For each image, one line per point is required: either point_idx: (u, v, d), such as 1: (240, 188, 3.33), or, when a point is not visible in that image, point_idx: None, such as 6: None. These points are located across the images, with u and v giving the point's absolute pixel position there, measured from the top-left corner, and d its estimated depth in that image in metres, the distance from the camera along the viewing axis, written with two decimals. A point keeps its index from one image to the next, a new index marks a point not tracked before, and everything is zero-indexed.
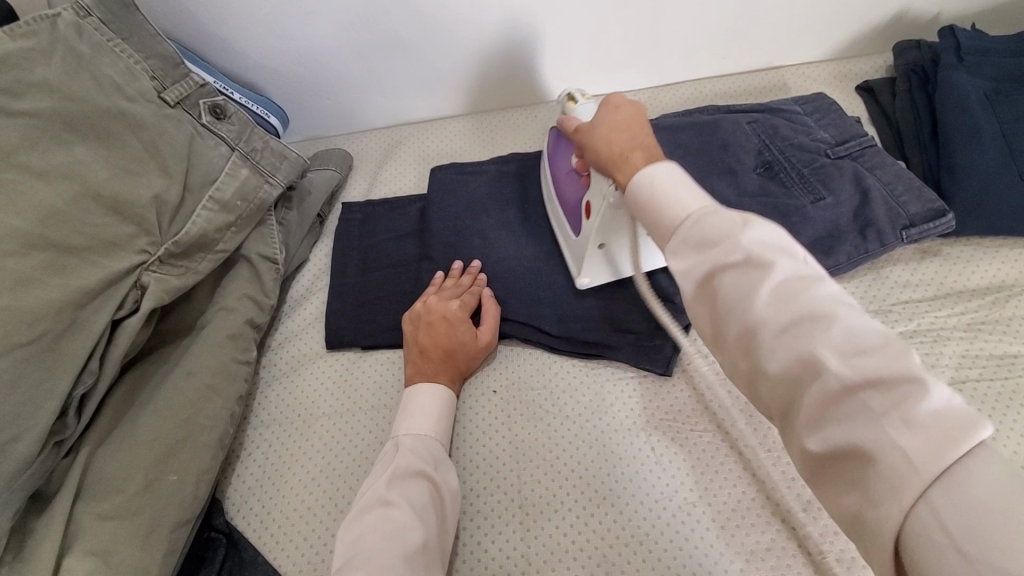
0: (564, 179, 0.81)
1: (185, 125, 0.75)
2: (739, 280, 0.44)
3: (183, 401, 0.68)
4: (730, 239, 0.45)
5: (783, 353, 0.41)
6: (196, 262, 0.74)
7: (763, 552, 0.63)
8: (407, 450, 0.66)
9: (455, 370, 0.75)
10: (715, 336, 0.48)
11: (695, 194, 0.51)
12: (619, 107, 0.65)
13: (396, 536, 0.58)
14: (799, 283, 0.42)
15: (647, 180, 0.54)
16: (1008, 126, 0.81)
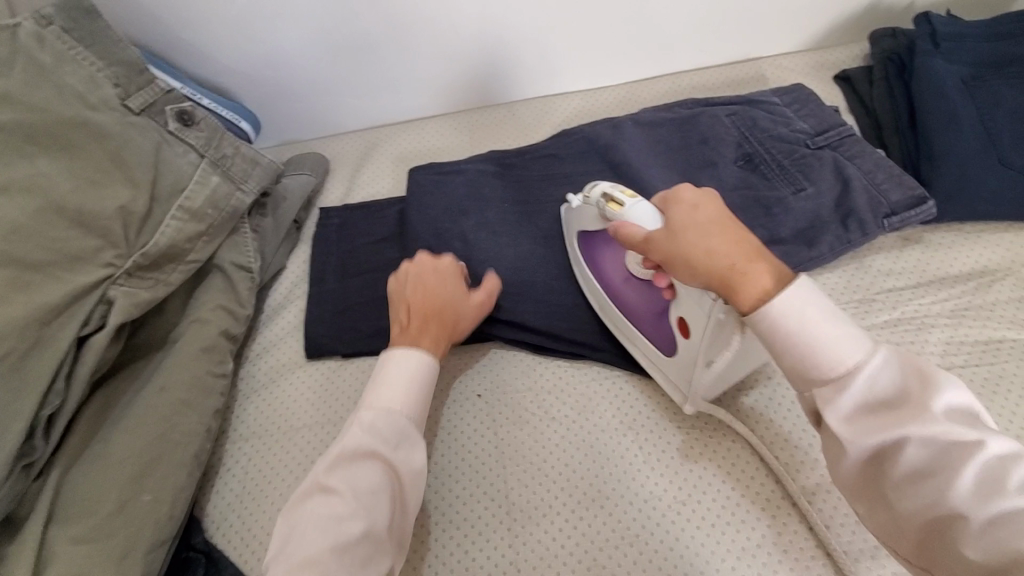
0: (624, 288, 0.72)
1: (151, 133, 0.72)
2: (873, 422, 0.44)
3: (156, 417, 0.66)
4: (915, 407, 0.43)
5: (982, 547, 0.39)
6: (167, 273, 0.72)
7: (754, 549, 0.63)
8: (362, 428, 0.59)
9: (446, 328, 0.71)
10: (880, 497, 0.45)
11: (863, 341, 0.46)
12: (698, 205, 0.56)
13: (332, 527, 0.53)
14: (997, 467, 0.40)
15: (802, 320, 0.47)
16: (986, 111, 0.81)
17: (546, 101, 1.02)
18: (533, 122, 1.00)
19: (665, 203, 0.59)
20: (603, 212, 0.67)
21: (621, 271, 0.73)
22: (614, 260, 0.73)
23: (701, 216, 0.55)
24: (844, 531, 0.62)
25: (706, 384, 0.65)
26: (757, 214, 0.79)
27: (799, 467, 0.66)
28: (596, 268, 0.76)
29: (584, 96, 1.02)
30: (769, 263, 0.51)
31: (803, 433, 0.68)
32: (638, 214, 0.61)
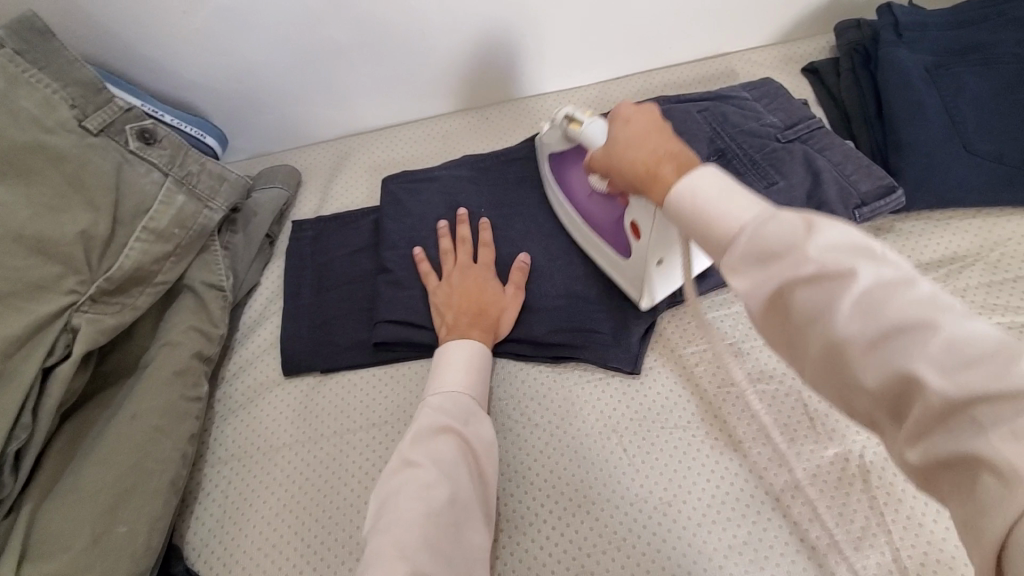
0: (589, 200, 0.78)
1: (112, 154, 0.70)
2: (761, 261, 0.39)
3: (130, 445, 0.65)
4: (794, 250, 0.38)
5: (879, 373, 0.34)
6: (134, 296, 0.70)
7: (741, 546, 0.63)
8: (434, 409, 0.64)
9: (490, 324, 0.74)
10: (791, 353, 0.41)
11: (740, 195, 0.43)
12: (631, 118, 0.57)
13: (422, 495, 0.56)
14: (884, 288, 0.35)
15: (690, 196, 0.45)
16: (950, 99, 0.83)
17: (518, 103, 1.02)
18: (506, 125, 1.00)
19: (613, 119, 0.60)
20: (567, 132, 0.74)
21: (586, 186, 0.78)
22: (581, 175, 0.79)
23: (632, 127, 0.56)
24: (829, 522, 0.62)
25: (662, 279, 0.71)
26: None
27: (782, 461, 0.66)
28: (564, 184, 0.81)
29: (557, 98, 1.01)
30: (681, 158, 0.49)
31: (784, 426, 0.68)
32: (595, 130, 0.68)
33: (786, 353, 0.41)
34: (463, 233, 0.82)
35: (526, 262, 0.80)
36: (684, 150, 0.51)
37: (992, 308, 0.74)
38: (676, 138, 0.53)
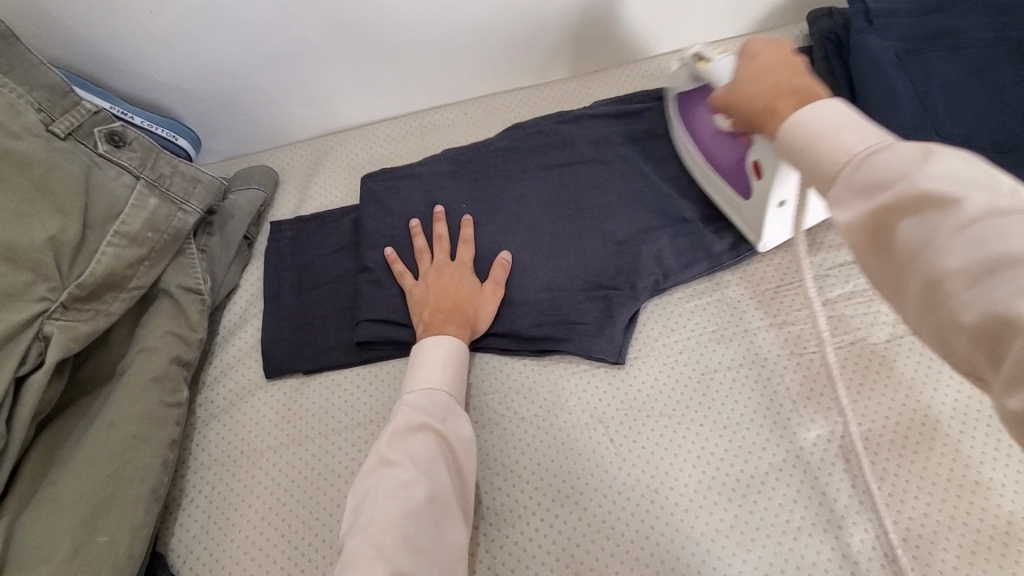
0: (710, 135, 0.78)
1: (80, 158, 0.69)
2: (863, 188, 0.41)
3: (108, 454, 0.63)
4: (904, 178, 0.39)
5: (978, 307, 0.34)
6: (107, 302, 0.68)
7: (728, 530, 0.63)
8: (411, 406, 0.63)
9: (467, 322, 0.74)
10: (894, 292, 0.41)
11: (863, 129, 0.43)
12: (757, 56, 0.55)
13: (400, 495, 0.55)
14: (997, 220, 0.35)
15: (803, 123, 0.45)
16: (921, 84, 0.84)
17: (498, 98, 1.01)
18: (485, 120, 0.99)
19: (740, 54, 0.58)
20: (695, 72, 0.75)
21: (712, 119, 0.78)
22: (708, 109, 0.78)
23: (756, 65, 0.55)
24: (811, 503, 0.63)
25: (779, 219, 0.74)
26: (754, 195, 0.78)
27: (766, 444, 0.67)
28: (689, 117, 0.81)
29: (535, 91, 1.01)
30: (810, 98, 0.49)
31: (767, 411, 0.69)
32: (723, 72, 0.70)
33: (889, 292, 0.42)
34: (438, 231, 0.81)
35: (507, 259, 0.79)
36: (815, 89, 0.50)
37: None
38: (808, 77, 0.52)
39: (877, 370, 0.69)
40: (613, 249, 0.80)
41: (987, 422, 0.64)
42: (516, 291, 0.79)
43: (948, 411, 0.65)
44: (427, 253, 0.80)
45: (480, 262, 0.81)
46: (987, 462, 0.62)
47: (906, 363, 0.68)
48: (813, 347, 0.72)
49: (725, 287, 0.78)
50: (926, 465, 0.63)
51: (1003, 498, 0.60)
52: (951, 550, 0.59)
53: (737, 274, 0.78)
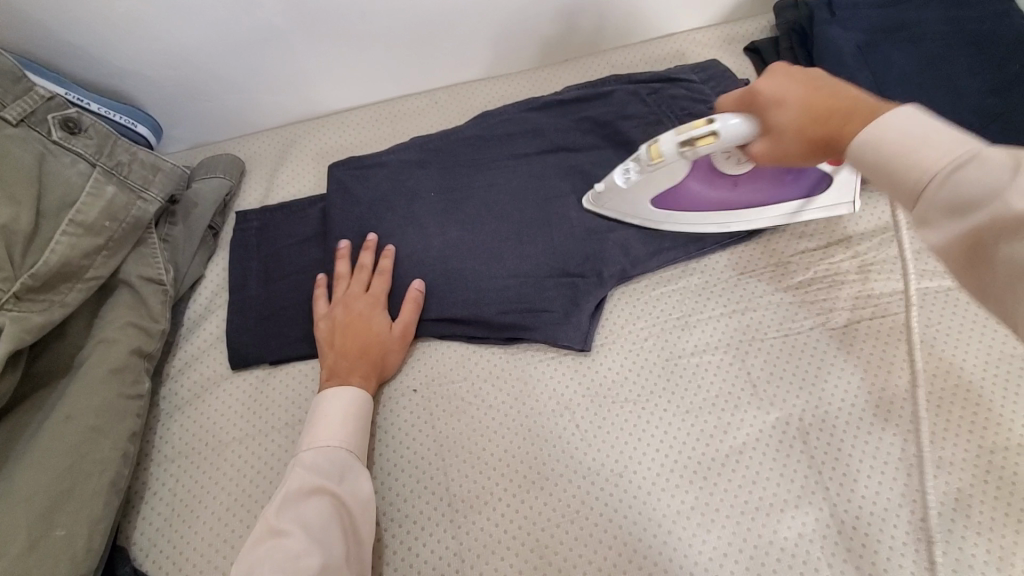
0: (728, 192, 0.75)
1: (32, 145, 0.67)
2: (962, 208, 0.40)
3: (64, 447, 0.62)
4: (1000, 199, 0.38)
5: None
6: (63, 293, 0.66)
7: (688, 512, 0.65)
8: (305, 468, 0.62)
9: (371, 365, 0.73)
10: (1001, 312, 0.41)
11: (946, 139, 0.42)
12: (782, 100, 0.56)
13: (288, 566, 0.54)
14: None
15: (875, 141, 0.45)
16: (881, 76, 0.86)
17: (469, 87, 1.01)
18: (456, 109, 0.99)
19: (752, 103, 0.59)
20: (695, 153, 0.65)
21: (714, 186, 0.74)
22: (701, 185, 0.74)
23: (788, 112, 0.55)
24: (769, 484, 0.65)
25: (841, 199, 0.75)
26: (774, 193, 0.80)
27: (727, 427, 0.69)
28: (685, 201, 0.76)
29: (507, 81, 1.01)
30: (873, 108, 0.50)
31: (728, 395, 0.70)
32: (732, 124, 0.60)
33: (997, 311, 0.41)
34: (363, 259, 0.79)
35: (418, 298, 0.77)
36: (861, 100, 0.51)
37: None
38: (844, 93, 0.53)
39: (836, 353, 0.71)
40: (581, 238, 0.80)
41: (937, 402, 0.66)
42: (484, 279, 0.79)
43: (901, 393, 0.67)
44: (345, 281, 0.78)
45: (396, 297, 0.79)
46: (937, 440, 0.64)
47: (862, 347, 0.70)
48: (773, 332, 0.73)
49: (691, 274, 0.79)
50: (879, 445, 0.65)
51: (951, 475, 0.63)
52: (901, 525, 0.61)
53: (701, 262, 0.79)
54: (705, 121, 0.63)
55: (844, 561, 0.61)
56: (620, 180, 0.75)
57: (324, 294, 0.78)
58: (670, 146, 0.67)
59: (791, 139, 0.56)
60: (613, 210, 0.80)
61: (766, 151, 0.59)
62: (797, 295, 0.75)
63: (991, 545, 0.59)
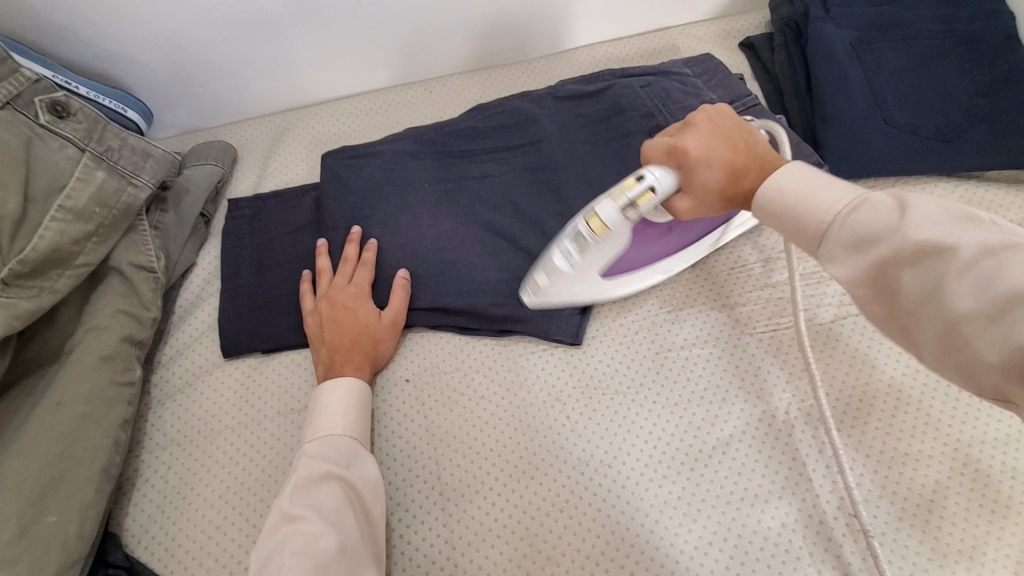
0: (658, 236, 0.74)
1: (19, 128, 0.66)
2: (853, 243, 0.47)
3: (55, 434, 0.62)
4: (892, 232, 0.44)
5: (1001, 350, 0.37)
6: (52, 280, 0.66)
7: (676, 502, 0.66)
8: (312, 457, 0.63)
9: (363, 356, 0.73)
10: (908, 334, 0.45)
11: (839, 187, 0.49)
12: (712, 160, 0.58)
13: (308, 550, 0.55)
14: (991, 257, 0.39)
15: (778, 191, 0.52)
16: (873, 74, 0.87)
17: (463, 77, 1.00)
18: (451, 100, 0.98)
19: (679, 164, 0.60)
20: (639, 213, 0.62)
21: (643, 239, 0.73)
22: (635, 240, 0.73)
23: (716, 173, 0.58)
24: (755, 476, 0.66)
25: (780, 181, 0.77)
26: None
27: (714, 420, 0.70)
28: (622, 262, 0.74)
29: (501, 72, 1.01)
30: (771, 168, 0.57)
31: (717, 388, 0.72)
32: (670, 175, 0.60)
33: (904, 334, 0.46)
34: (347, 252, 0.79)
35: (405, 285, 0.78)
36: (757, 152, 0.58)
37: None
38: (750, 150, 0.58)
39: (822, 349, 0.72)
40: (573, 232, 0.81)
41: (919, 397, 0.68)
42: (477, 270, 0.79)
43: (885, 387, 0.69)
44: (327, 277, 0.79)
45: (382, 288, 0.79)
46: (917, 434, 0.66)
47: (848, 342, 0.72)
48: (762, 327, 0.74)
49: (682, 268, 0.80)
50: (861, 438, 0.67)
51: (930, 468, 0.65)
52: (880, 516, 0.63)
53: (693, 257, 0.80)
54: (637, 180, 0.61)
55: (825, 551, 0.63)
56: (561, 263, 0.70)
57: (308, 290, 0.78)
58: (614, 215, 0.63)
59: (715, 199, 0.59)
60: (559, 298, 0.74)
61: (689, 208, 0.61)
62: (786, 291, 0.76)
63: (965, 535, 0.62)
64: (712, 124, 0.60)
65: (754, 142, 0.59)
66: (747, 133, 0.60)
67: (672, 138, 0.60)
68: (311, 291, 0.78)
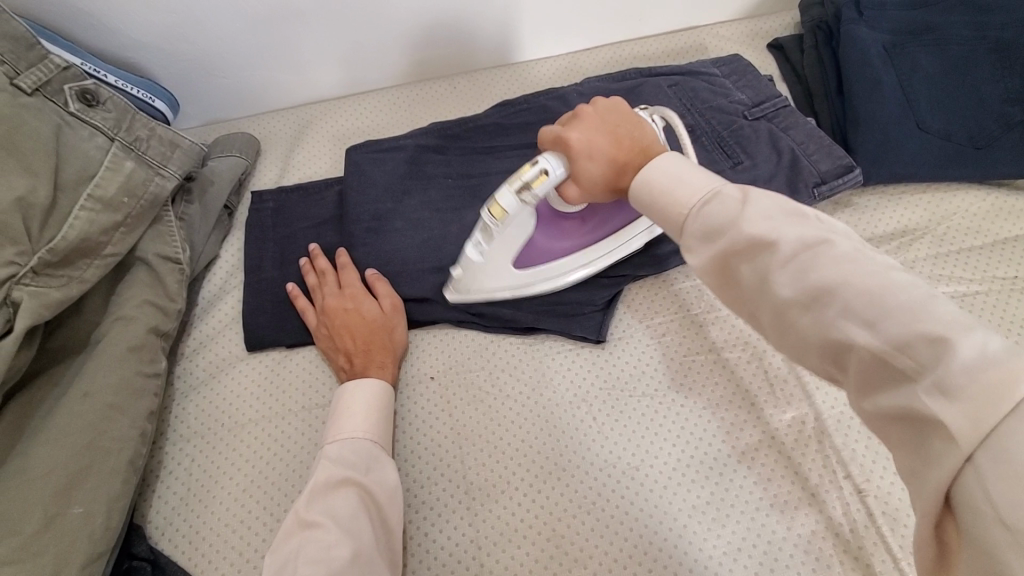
0: (576, 226, 0.71)
1: (49, 116, 0.65)
2: (705, 236, 0.45)
3: (81, 425, 0.61)
4: (735, 226, 0.43)
5: (820, 334, 0.38)
6: (80, 270, 0.65)
7: (704, 506, 0.65)
8: (332, 460, 0.63)
9: (382, 349, 0.73)
10: (750, 319, 0.45)
11: (700, 181, 0.48)
12: (592, 154, 0.59)
13: (323, 558, 0.54)
14: (812, 252, 0.40)
15: (648, 184, 0.51)
16: (905, 78, 0.86)
17: (487, 73, 1.00)
18: (475, 96, 0.98)
19: (564, 151, 0.61)
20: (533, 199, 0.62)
21: (562, 233, 0.71)
22: (549, 231, 0.71)
23: (597, 167, 0.59)
24: (784, 482, 0.66)
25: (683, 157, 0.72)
26: (784, 189, 0.81)
27: (742, 425, 0.69)
28: (544, 256, 0.72)
29: (526, 68, 1.00)
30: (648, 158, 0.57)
31: (745, 392, 0.71)
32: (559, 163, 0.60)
33: (747, 318, 0.45)
34: (320, 264, 0.79)
35: (378, 277, 0.78)
36: (641, 143, 0.59)
37: (938, 279, 0.78)
38: (632, 143, 0.58)
39: None
40: None
41: None
42: None
43: None
44: (320, 286, 0.78)
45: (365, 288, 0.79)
46: None
47: None
48: None
49: None
50: None
51: None
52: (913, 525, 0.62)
53: None
54: (532, 164, 0.61)
55: (856, 560, 0.62)
56: (474, 256, 0.70)
57: (305, 305, 0.77)
58: (511, 202, 0.63)
59: (598, 189, 0.60)
60: (479, 293, 0.74)
61: (575, 191, 0.62)
62: None
63: None
64: (600, 117, 0.61)
65: (639, 134, 0.60)
66: (639, 133, 0.60)
67: (563, 127, 0.61)
68: (306, 307, 0.77)
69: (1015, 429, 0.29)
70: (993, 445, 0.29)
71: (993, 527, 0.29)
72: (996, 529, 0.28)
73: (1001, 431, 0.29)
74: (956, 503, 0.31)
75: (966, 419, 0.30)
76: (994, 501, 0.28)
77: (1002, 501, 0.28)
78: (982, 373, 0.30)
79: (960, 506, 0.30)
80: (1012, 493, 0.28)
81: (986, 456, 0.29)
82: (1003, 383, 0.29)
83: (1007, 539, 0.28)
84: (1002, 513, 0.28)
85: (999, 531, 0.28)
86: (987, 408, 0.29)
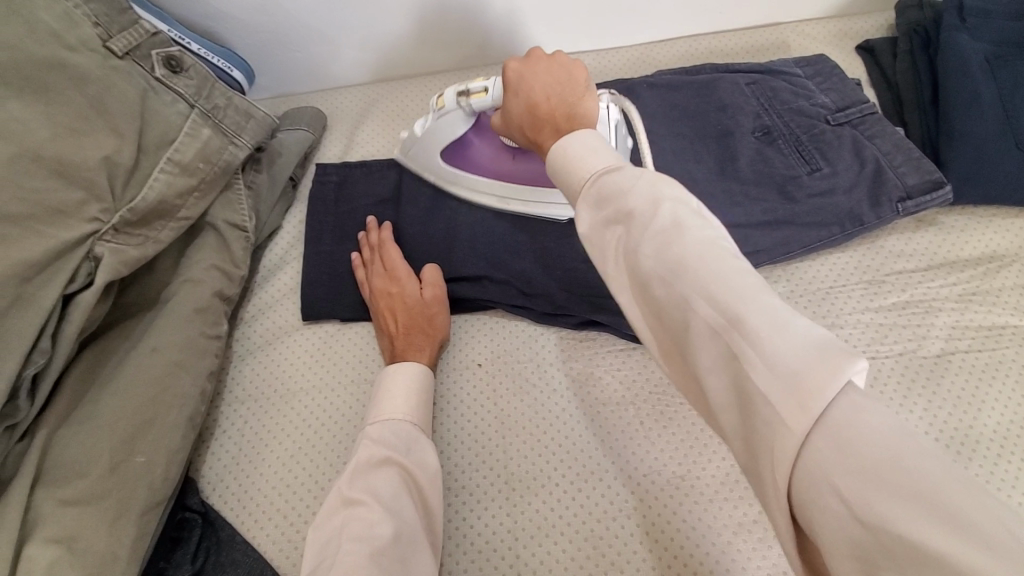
0: (510, 164, 0.79)
1: (136, 79, 0.67)
2: (597, 205, 0.43)
3: (148, 379, 0.64)
4: (622, 198, 0.41)
5: (683, 315, 0.37)
6: (157, 230, 0.68)
7: (750, 524, 0.63)
8: (374, 440, 0.63)
9: (429, 336, 0.73)
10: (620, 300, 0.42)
11: (608, 152, 0.45)
12: (520, 90, 0.57)
13: (365, 535, 0.55)
14: (677, 229, 0.38)
15: (563, 150, 0.47)
16: (1010, 92, 0.79)
17: None
18: None
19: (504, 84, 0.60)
20: (467, 105, 0.71)
21: (496, 155, 0.80)
22: (483, 145, 0.80)
23: (519, 104, 0.58)
24: None
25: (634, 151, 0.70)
26: (863, 199, 0.76)
27: None
28: (470, 163, 0.81)
29: (596, 56, 0.98)
30: (566, 128, 0.52)
31: None
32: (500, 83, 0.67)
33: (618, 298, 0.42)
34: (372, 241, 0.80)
35: (434, 264, 0.78)
36: (570, 104, 0.55)
37: None
38: (562, 103, 0.55)
39: (924, 386, 0.69)
40: None
41: None
42: (555, 259, 0.78)
43: (990, 431, 0.66)
44: (371, 265, 0.78)
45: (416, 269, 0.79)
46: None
47: (951, 381, 0.69)
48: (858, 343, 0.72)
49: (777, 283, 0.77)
50: None
51: None
52: None
53: (788, 269, 0.78)
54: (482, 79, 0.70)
55: None
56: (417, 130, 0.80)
57: (360, 280, 0.78)
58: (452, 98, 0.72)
59: (515, 128, 0.59)
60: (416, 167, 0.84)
61: (499, 123, 0.63)
62: (887, 317, 0.73)
63: None
64: (553, 63, 0.58)
65: (576, 99, 0.55)
66: (577, 99, 0.55)
67: (512, 60, 0.59)
68: (363, 286, 0.78)
69: (847, 415, 0.30)
70: (832, 428, 0.30)
71: (833, 512, 0.29)
72: (855, 526, 0.28)
73: (829, 416, 0.30)
74: (798, 500, 0.31)
75: (796, 403, 0.31)
76: (835, 484, 0.29)
77: (850, 493, 0.28)
78: (807, 363, 0.31)
79: (805, 490, 0.30)
80: (865, 487, 0.28)
81: (822, 439, 0.30)
82: (829, 374, 0.30)
83: (865, 535, 0.28)
84: (855, 509, 0.28)
85: (851, 525, 0.28)
86: (814, 395, 0.30)
